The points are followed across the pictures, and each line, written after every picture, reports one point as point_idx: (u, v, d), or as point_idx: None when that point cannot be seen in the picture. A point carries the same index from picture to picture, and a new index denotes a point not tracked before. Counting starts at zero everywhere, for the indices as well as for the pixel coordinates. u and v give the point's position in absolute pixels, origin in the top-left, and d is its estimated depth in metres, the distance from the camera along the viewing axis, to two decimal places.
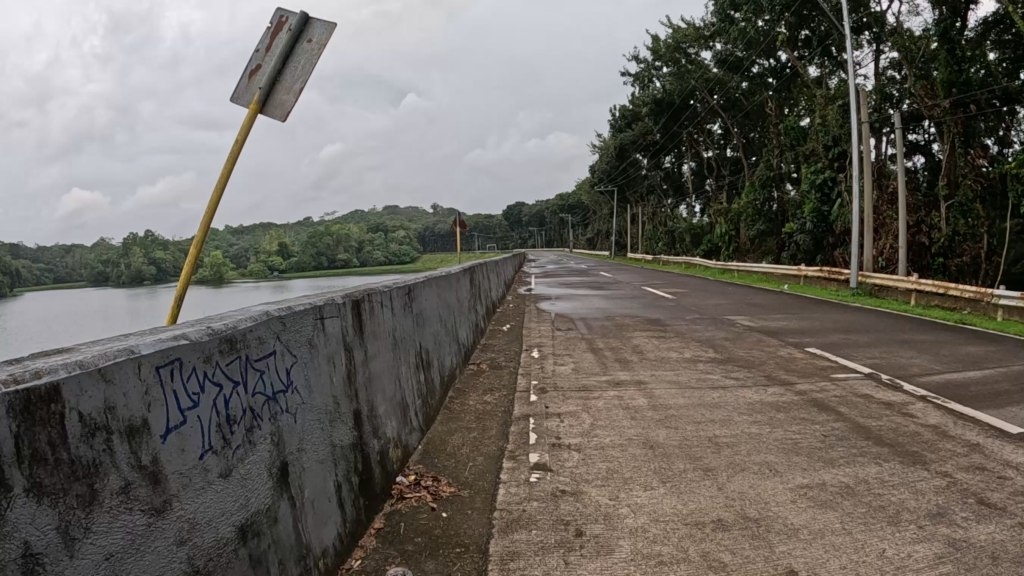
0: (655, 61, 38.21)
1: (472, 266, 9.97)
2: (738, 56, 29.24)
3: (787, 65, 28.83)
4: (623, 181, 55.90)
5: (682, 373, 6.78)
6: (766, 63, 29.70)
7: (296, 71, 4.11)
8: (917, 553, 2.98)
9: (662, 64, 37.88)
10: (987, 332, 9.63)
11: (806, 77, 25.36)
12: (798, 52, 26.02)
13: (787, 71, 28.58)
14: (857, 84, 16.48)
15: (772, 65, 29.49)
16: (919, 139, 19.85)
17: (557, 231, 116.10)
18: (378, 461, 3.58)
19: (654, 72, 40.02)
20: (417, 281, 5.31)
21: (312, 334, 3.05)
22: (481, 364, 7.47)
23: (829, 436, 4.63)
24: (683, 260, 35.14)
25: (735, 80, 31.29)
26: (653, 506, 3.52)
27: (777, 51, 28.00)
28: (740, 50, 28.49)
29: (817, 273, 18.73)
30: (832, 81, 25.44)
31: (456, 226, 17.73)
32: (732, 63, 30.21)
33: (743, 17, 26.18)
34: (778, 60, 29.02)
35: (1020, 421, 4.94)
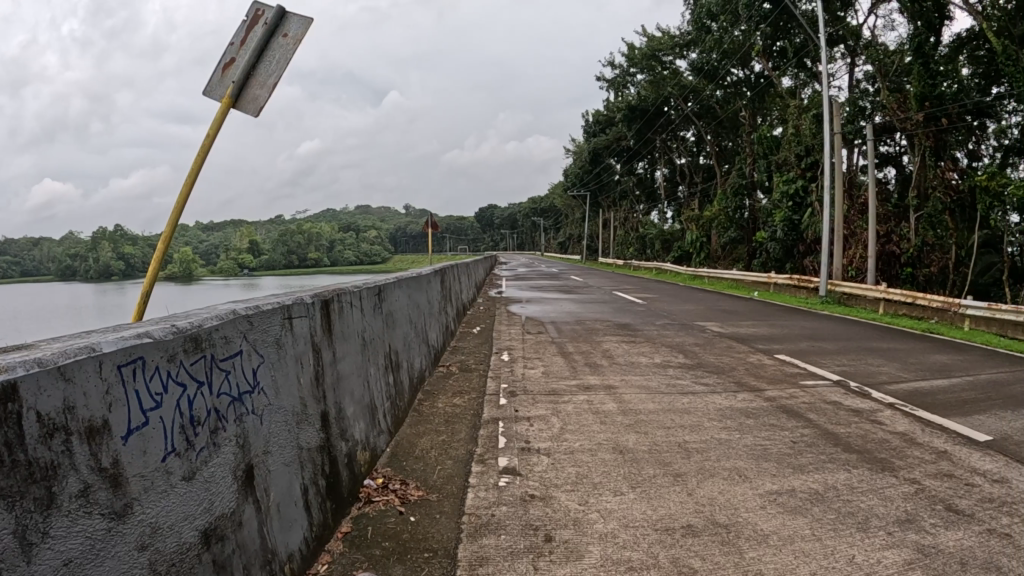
0: (631, 68, 38.44)
1: (443, 267, 9.91)
2: (713, 65, 29.42)
3: (761, 75, 29.13)
4: (596, 186, 56.33)
5: (653, 378, 6.80)
6: (740, 73, 29.98)
7: (271, 65, 4.07)
8: (887, 559, 3.00)
9: (638, 71, 38.07)
10: (955, 340, 9.84)
11: (780, 88, 25.67)
12: (774, 63, 26.22)
13: (761, 81, 28.86)
14: (831, 95, 16.61)
15: (747, 75, 29.83)
16: (891, 151, 20.18)
17: (530, 235, 116.58)
18: (345, 462, 3.53)
19: (631, 79, 40.30)
20: (387, 281, 5.28)
21: (279, 334, 3.00)
22: (451, 366, 7.45)
23: (798, 442, 4.66)
24: (654, 265, 35.37)
25: (710, 88, 31.58)
26: (622, 511, 3.51)
27: (752, 61, 28.30)
28: (716, 59, 28.75)
29: (787, 280, 18.97)
30: (806, 91, 25.73)
31: (426, 229, 17.60)
32: (708, 72, 30.29)
33: (720, 26, 26.44)
34: (753, 70, 29.31)
35: (986, 430, 5.02)
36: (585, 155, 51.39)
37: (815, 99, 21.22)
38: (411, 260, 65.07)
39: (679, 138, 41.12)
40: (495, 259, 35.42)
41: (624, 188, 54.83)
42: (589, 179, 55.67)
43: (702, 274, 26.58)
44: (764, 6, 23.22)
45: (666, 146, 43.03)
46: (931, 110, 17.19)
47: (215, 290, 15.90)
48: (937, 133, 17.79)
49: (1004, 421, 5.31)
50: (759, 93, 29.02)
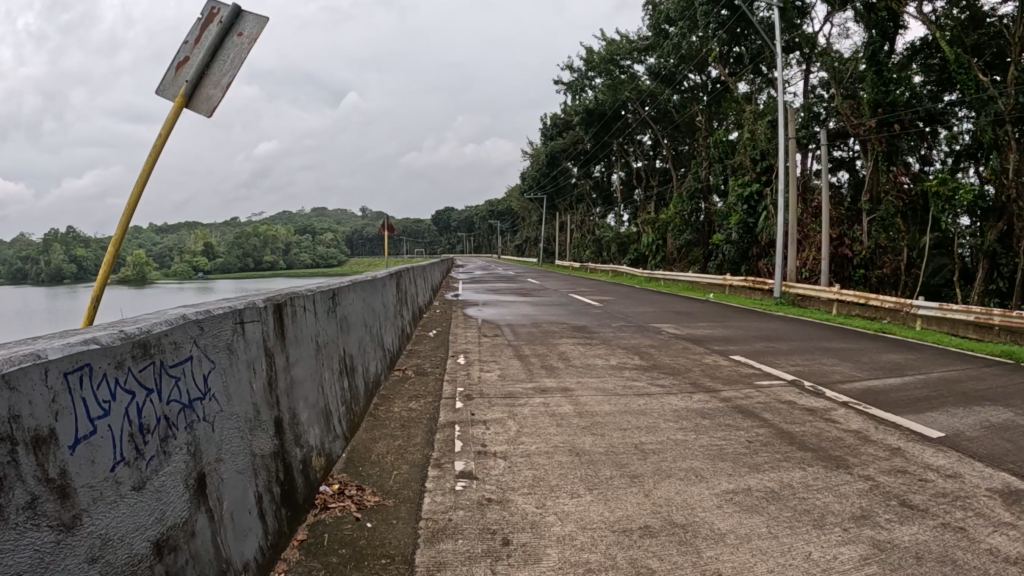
0: (590, 72, 38.70)
1: (399, 270, 9.83)
2: (670, 70, 29.74)
3: (717, 81, 29.54)
4: (553, 189, 56.61)
5: (608, 380, 6.83)
6: (697, 78, 30.36)
7: (226, 65, 4.00)
8: (843, 555, 3.06)
9: (596, 74, 38.34)
10: (905, 340, 10.11)
11: (737, 93, 26.07)
12: (730, 69, 26.64)
13: (717, 86, 29.29)
14: (785, 101, 16.90)
15: (703, 80, 30.20)
16: (845, 155, 20.64)
17: (487, 238, 116.65)
18: (300, 469, 3.47)
19: (589, 82, 40.60)
20: (341, 285, 5.22)
21: (231, 339, 2.95)
22: (407, 369, 7.40)
23: (753, 442, 4.73)
24: (610, 267, 35.64)
25: (667, 93, 31.88)
26: (579, 513, 3.52)
27: (709, 66, 28.69)
28: (673, 64, 29.01)
29: (742, 282, 19.24)
30: (762, 97, 26.17)
31: (382, 232, 17.42)
32: (665, 76, 30.52)
33: (677, 31, 26.63)
34: (709, 75, 29.70)
35: (937, 427, 5.16)
36: (541, 158, 51.47)
37: (770, 105, 21.55)
38: (367, 263, 64.48)
39: (636, 142, 41.51)
40: (452, 261, 35.15)
41: (580, 191, 55.16)
42: (545, 182, 55.82)
43: (659, 276, 26.83)
44: (722, 12, 23.38)
45: (623, 149, 43.37)
46: (884, 116, 17.68)
47: (168, 293, 15.49)
48: (890, 139, 18.24)
49: (954, 417, 5.48)
50: (715, 97, 29.39)
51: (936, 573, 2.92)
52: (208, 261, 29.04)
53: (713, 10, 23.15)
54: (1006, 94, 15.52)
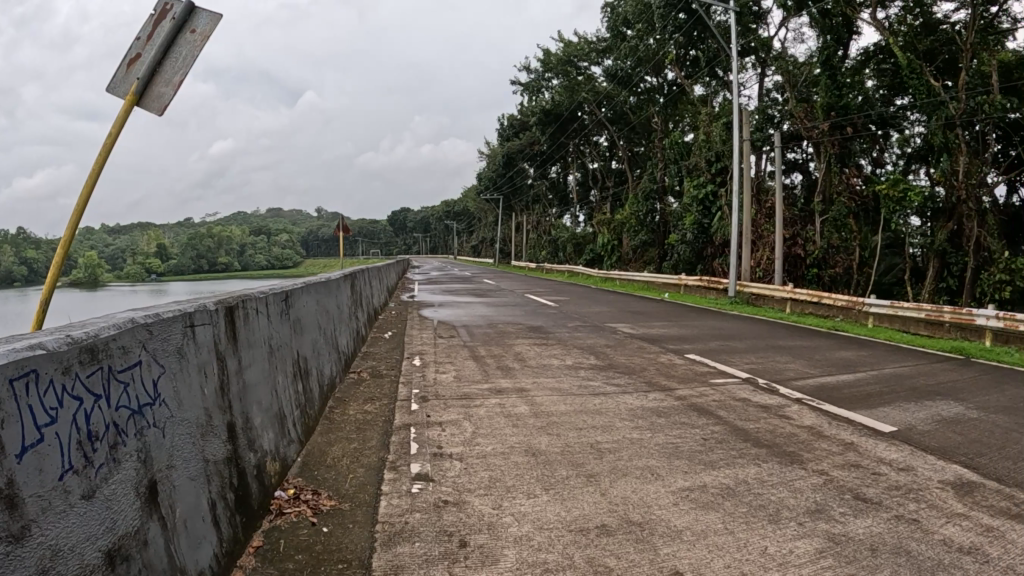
0: (547, 73, 38.90)
1: (354, 272, 9.72)
2: (626, 72, 30.03)
3: (672, 83, 29.88)
4: (509, 190, 56.81)
5: (563, 380, 6.87)
6: (653, 80, 30.66)
7: (178, 62, 3.92)
8: (799, 549, 3.12)
9: (553, 75, 38.54)
10: (857, 337, 10.35)
11: (693, 95, 26.44)
12: (686, 71, 26.99)
13: (672, 88, 29.67)
14: (740, 104, 17.13)
15: (659, 82, 30.52)
16: (798, 157, 21.07)
17: (443, 239, 116.47)
18: (255, 475, 3.42)
19: (546, 83, 40.82)
20: (294, 286, 5.16)
21: (181, 342, 2.89)
22: (362, 372, 7.33)
23: (708, 440, 4.79)
24: (566, 267, 35.88)
25: (624, 94, 32.25)
26: (536, 513, 3.53)
27: (664, 68, 29.03)
28: (630, 66, 29.33)
29: (697, 282, 19.49)
30: (717, 99, 26.56)
31: (337, 233, 17.21)
32: (622, 78, 30.80)
33: (635, 33, 26.88)
34: (666, 78, 30.03)
35: (888, 421, 5.30)
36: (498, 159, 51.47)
37: (725, 108, 21.86)
38: (324, 264, 63.65)
39: (592, 143, 41.87)
40: (410, 262, 34.96)
41: (537, 191, 55.40)
42: (502, 183, 55.87)
43: (614, 276, 27.03)
44: (680, 16, 23.59)
45: (579, 150, 43.70)
46: (836, 119, 17.99)
47: (119, 296, 14.98)
48: (842, 142, 18.69)
49: (905, 412, 5.63)
50: (670, 99, 29.73)
51: (891, 565, 2.99)
52: (161, 262, 28.33)
53: (670, 13, 23.32)
54: (957, 99, 16.14)
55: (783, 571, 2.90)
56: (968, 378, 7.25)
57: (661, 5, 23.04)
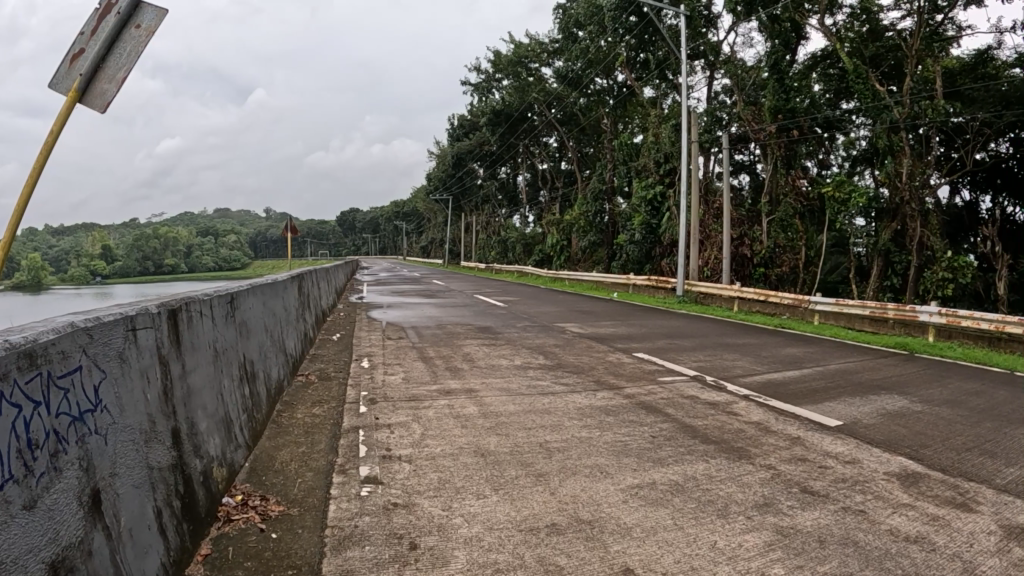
0: (498, 73, 39.03)
1: (301, 273, 9.59)
2: (577, 73, 30.29)
3: (622, 85, 29.75)
4: (458, 189, 56.83)
5: (512, 380, 6.89)
6: (603, 82, 30.94)
7: (122, 58, 3.82)
8: (748, 542, 3.18)
9: (504, 76, 38.67)
10: (803, 334, 10.61)
11: (643, 97, 26.82)
12: (636, 74, 27.33)
13: (621, 90, 30.02)
14: (689, 106, 17.37)
15: (608, 84, 30.62)
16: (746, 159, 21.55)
17: (394, 240, 115.91)
18: (201, 482, 3.35)
19: (496, 84, 40.96)
20: (239, 289, 5.07)
21: (122, 347, 2.82)
22: (310, 375, 7.25)
23: (656, 437, 4.86)
24: (516, 267, 36.03)
25: (574, 96, 32.49)
26: (486, 514, 3.53)
27: (614, 71, 29.35)
28: (580, 67, 29.55)
29: (645, 281, 19.77)
30: (666, 101, 26.96)
31: (285, 233, 16.96)
32: (572, 79, 31.01)
33: (587, 35, 27.08)
34: (615, 79, 30.08)
35: (833, 416, 5.44)
36: (447, 159, 51.28)
37: (674, 110, 22.20)
38: (273, 265, 62.66)
39: (542, 144, 42.16)
40: (359, 264, 34.52)
41: (486, 192, 55.43)
42: (451, 183, 55.74)
43: (563, 276, 27.22)
44: (631, 19, 23.78)
45: (529, 151, 43.95)
46: (783, 121, 18.35)
47: (57, 299, 14.47)
48: (789, 144, 19.21)
49: (849, 406, 5.78)
50: (620, 101, 29.98)
51: (837, 555, 3.07)
52: (105, 264, 27.47)
53: (622, 16, 23.43)
54: (902, 103, 16.62)
55: (731, 565, 2.96)
56: (909, 372, 7.50)
57: (612, 7, 23.14)
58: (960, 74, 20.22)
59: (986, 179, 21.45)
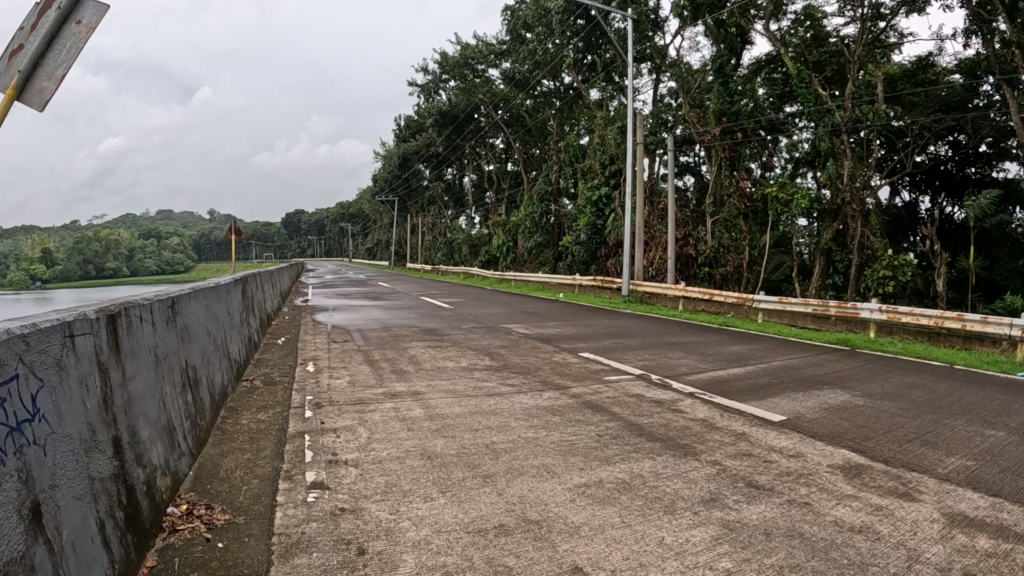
0: (444, 74, 38.98)
1: (244, 276, 9.40)
2: (524, 75, 30.44)
3: (569, 87, 30.33)
4: (404, 190, 56.57)
5: (458, 382, 6.88)
6: (550, 84, 31.15)
7: (62, 53, 3.68)
8: (695, 537, 3.24)
9: (451, 77, 38.65)
10: (748, 331, 10.85)
11: (589, 99, 27.12)
12: (583, 75, 27.62)
13: (569, 92, 30.30)
14: (634, 108, 17.58)
15: (556, 86, 31.00)
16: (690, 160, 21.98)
17: (341, 242, 114.66)
18: (145, 492, 3.26)
19: (443, 85, 40.90)
20: (180, 293, 4.96)
21: (60, 353, 2.73)
22: (254, 380, 7.12)
23: (602, 436, 4.91)
24: (462, 270, 36.05)
25: (520, 97, 32.68)
26: (433, 516, 3.52)
27: (561, 73, 29.59)
28: (527, 69, 29.68)
29: (590, 281, 20.00)
30: (612, 104, 27.30)
31: (230, 235, 16.58)
32: (519, 81, 31.19)
33: (534, 37, 27.25)
34: (562, 82, 30.53)
35: (776, 411, 5.58)
36: (395, 161, 51.01)
37: (619, 112, 22.50)
38: (216, 268, 61.18)
39: (488, 145, 42.28)
40: (305, 267, 33.90)
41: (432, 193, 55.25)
42: (398, 183, 55.42)
43: (509, 277, 27.30)
44: (578, 22, 23.96)
45: (475, 152, 43.99)
46: (728, 124, 18.73)
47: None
48: (733, 146, 19.47)
49: (792, 401, 5.93)
50: (567, 103, 30.27)
51: (782, 547, 3.15)
52: (41, 269, 26.38)
53: (569, 19, 23.63)
54: (844, 107, 17.11)
55: (680, 560, 3.01)
56: (850, 367, 7.73)
57: (560, 10, 23.35)
58: (899, 79, 20.91)
59: (926, 180, 22.95)
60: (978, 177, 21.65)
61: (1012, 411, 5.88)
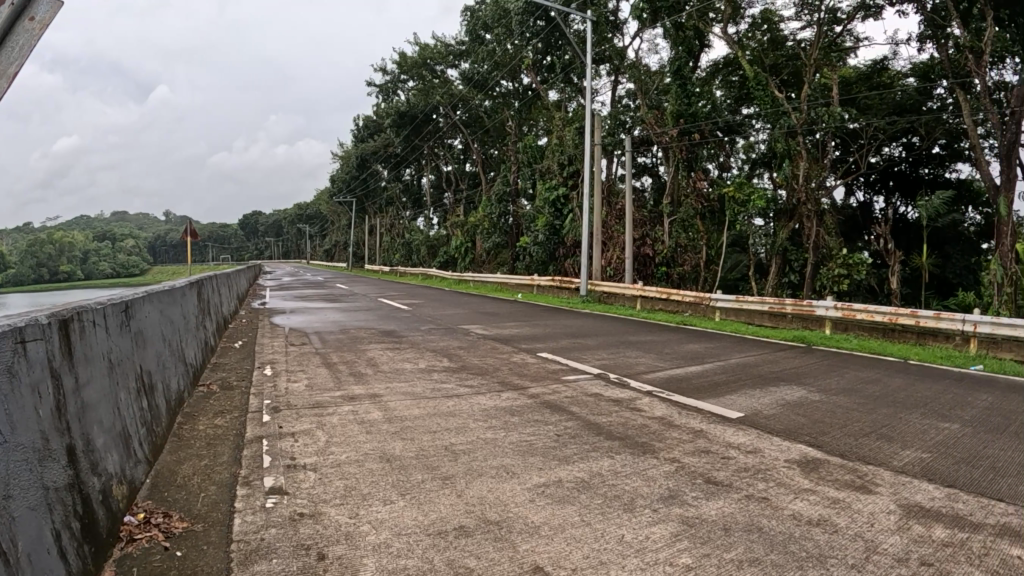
0: (404, 74, 38.77)
1: (200, 279, 9.22)
2: (483, 75, 30.40)
3: (528, 88, 30.45)
4: (363, 190, 56.15)
5: (417, 384, 6.85)
6: (509, 85, 31.18)
7: (13, 51, 3.20)
8: (655, 534, 3.28)
9: (410, 77, 38.46)
10: (705, 330, 11.01)
11: (547, 100, 27.25)
12: (542, 76, 27.73)
13: (528, 93, 30.40)
14: (592, 109, 17.71)
15: (515, 87, 31.07)
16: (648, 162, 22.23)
17: (298, 244, 113.26)
18: (101, 501, 3.18)
19: (402, 85, 40.67)
20: (133, 297, 4.85)
21: (12, 361, 2.66)
22: (211, 384, 7.00)
23: (561, 435, 4.94)
24: (420, 271, 35.94)
25: (479, 98, 32.67)
26: (393, 519, 3.50)
27: (520, 74, 29.65)
28: (486, 70, 29.62)
29: (549, 282, 20.10)
30: (570, 105, 27.46)
31: (186, 237, 16.26)
32: (479, 81, 31.18)
33: (493, 38, 27.25)
34: (521, 82, 30.60)
35: (733, 407, 5.67)
36: (353, 161, 50.59)
37: (578, 113, 22.65)
38: (170, 271, 59.86)
39: (447, 146, 42.18)
40: (261, 269, 33.30)
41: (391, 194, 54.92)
42: (356, 184, 54.99)
43: (468, 279, 27.27)
44: (537, 23, 24.00)
45: (434, 153, 43.84)
46: (686, 126, 18.97)
47: None
48: (690, 148, 19.68)
49: (749, 398, 6.03)
50: (526, 104, 30.39)
51: (740, 542, 3.20)
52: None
53: (529, 20, 23.65)
54: (801, 110, 17.50)
55: (640, 557, 3.04)
56: (805, 364, 7.90)
57: (520, 11, 23.37)
58: (855, 82, 21.39)
59: (880, 181, 23.44)
60: (931, 177, 22.29)
61: (961, 404, 6.09)
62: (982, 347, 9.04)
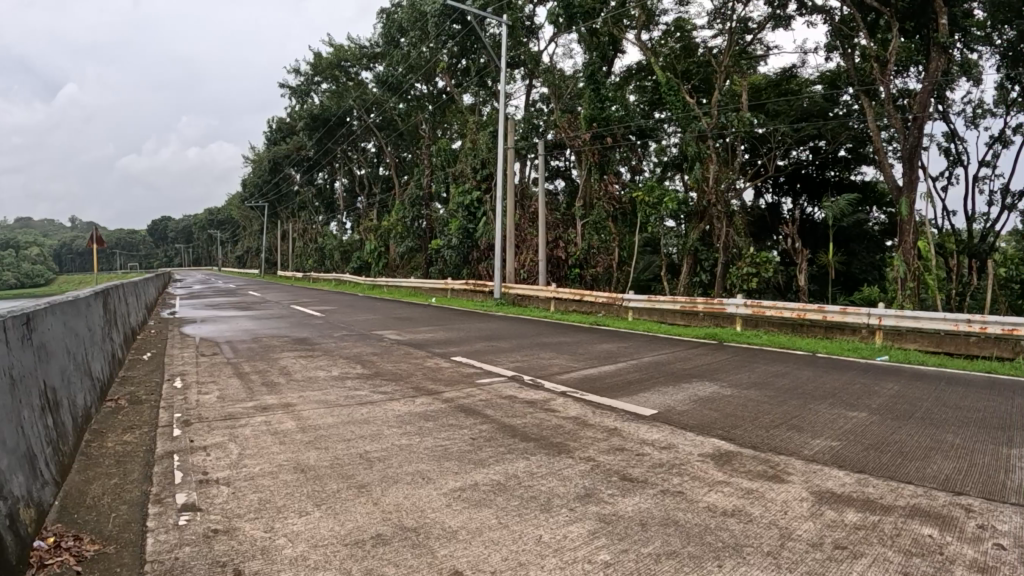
0: (318, 76, 38.13)
1: (104, 288, 8.80)
2: (397, 79, 30.15)
3: (442, 92, 30.48)
4: (275, 195, 54.74)
5: (330, 392, 6.73)
6: (424, 88, 31.04)
7: None
8: (572, 533, 3.33)
9: (324, 79, 37.84)
10: (619, 329, 11.25)
11: (462, 103, 27.37)
12: (456, 80, 27.78)
13: (443, 97, 30.42)
14: (506, 113, 17.85)
15: (429, 90, 30.98)
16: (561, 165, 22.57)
17: (207, 250, 109.27)
18: (7, 525, 2.99)
19: (315, 87, 39.97)
20: (34, 308, 4.58)
21: None
22: (117, 399, 6.69)
23: (476, 439, 4.95)
24: (334, 277, 35.37)
25: (393, 101, 32.41)
26: (309, 531, 3.42)
27: (435, 77, 29.60)
28: (400, 73, 29.34)
29: (463, 285, 20.17)
30: (484, 108, 27.61)
31: (91, 245, 15.48)
32: (392, 84, 30.90)
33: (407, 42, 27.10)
34: (435, 86, 30.54)
35: (647, 405, 5.83)
36: (264, 165, 49.29)
37: (492, 117, 22.79)
38: (68, 279, 56.69)
39: (360, 149, 41.64)
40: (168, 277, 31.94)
41: (303, 199, 53.73)
42: (268, 188, 53.62)
43: (382, 284, 26.99)
44: (454, 27, 24.09)
45: (347, 156, 43.19)
46: (599, 130, 19.35)
47: None
48: (602, 151, 19.96)
49: (663, 395, 6.21)
50: (439, 108, 30.35)
51: (656, 536, 3.29)
52: None
53: (445, 23, 23.60)
54: (710, 115, 18.24)
55: (559, 556, 3.09)
56: (715, 360, 8.18)
57: (437, 14, 23.30)
58: (764, 89, 22.29)
59: (788, 184, 24.65)
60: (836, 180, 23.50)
61: (863, 393, 6.44)
62: (887, 338, 9.60)
